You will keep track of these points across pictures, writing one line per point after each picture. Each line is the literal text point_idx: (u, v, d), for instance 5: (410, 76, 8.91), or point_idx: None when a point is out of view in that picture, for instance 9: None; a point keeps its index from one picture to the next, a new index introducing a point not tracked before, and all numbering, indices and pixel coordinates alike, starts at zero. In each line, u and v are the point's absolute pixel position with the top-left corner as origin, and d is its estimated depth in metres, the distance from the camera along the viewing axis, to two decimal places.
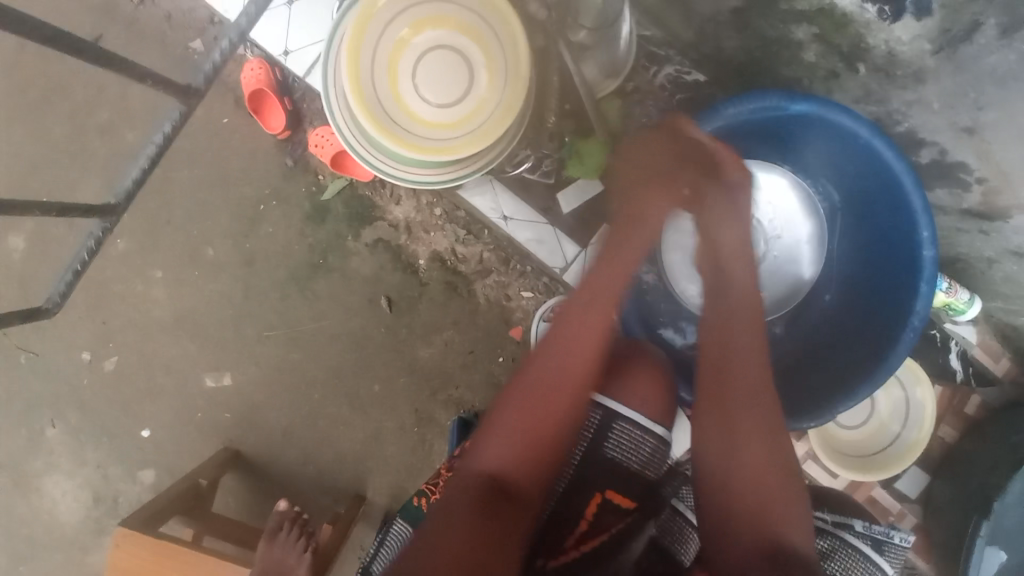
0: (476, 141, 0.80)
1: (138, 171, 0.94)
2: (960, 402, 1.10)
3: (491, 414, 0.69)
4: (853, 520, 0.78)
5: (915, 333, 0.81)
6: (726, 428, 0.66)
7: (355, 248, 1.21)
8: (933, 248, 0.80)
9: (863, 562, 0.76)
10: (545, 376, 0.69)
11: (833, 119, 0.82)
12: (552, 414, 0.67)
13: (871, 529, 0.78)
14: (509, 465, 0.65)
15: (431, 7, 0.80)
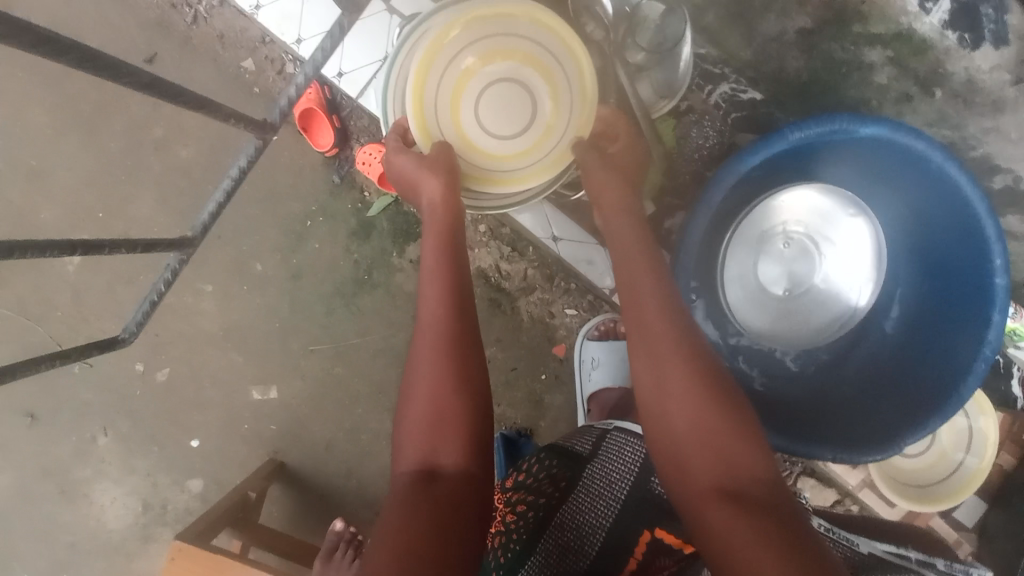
0: (545, 172, 0.85)
1: (214, 205, 0.84)
2: (1019, 428, 1.06)
3: (399, 414, 0.69)
4: (936, 559, 0.77)
5: (986, 364, 0.79)
6: (652, 383, 0.66)
7: (400, 264, 1.23)
8: (1007, 277, 0.78)
9: None
10: (430, 362, 0.69)
11: (906, 144, 0.80)
12: (433, 395, 0.67)
13: (953, 568, 0.76)
14: (425, 455, 0.65)
15: (495, 38, 0.80)
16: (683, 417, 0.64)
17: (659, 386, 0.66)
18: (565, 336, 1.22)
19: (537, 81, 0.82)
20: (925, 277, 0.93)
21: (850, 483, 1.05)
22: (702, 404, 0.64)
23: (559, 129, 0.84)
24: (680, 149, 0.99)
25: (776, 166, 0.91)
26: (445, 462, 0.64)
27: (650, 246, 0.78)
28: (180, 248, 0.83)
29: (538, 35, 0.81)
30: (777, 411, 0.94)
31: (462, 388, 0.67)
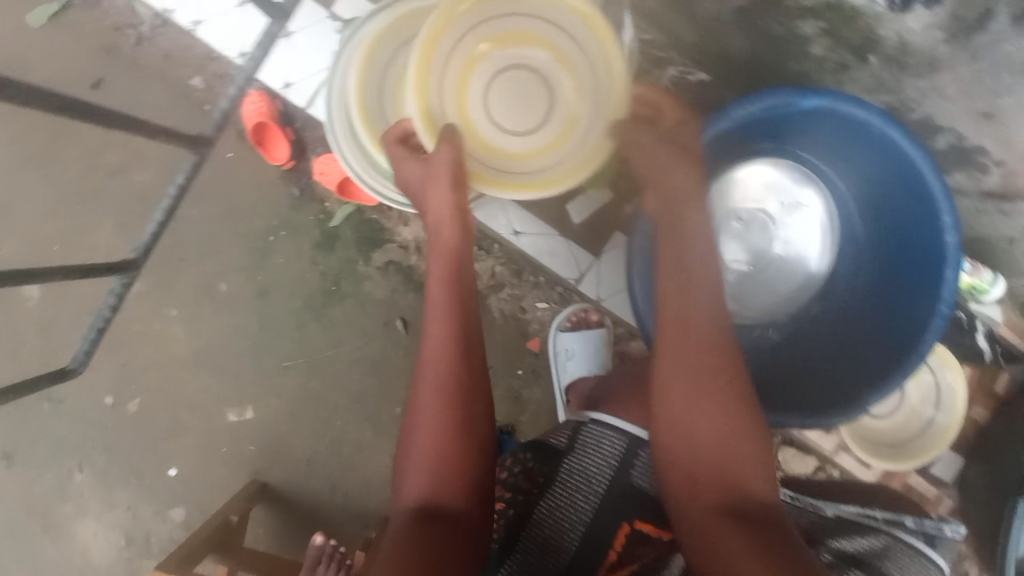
0: (586, 156, 0.83)
1: (154, 225, 0.92)
2: (988, 380, 1.08)
3: (406, 443, 0.71)
4: (906, 518, 0.83)
5: (944, 320, 0.81)
6: (681, 397, 0.68)
7: (368, 271, 1.22)
8: (957, 234, 0.80)
9: (922, 560, 0.78)
10: (440, 394, 0.71)
11: (846, 111, 0.82)
12: (442, 431, 0.69)
13: (921, 524, 0.83)
14: (431, 493, 0.67)
15: (509, 24, 0.81)
16: (705, 431, 0.67)
17: (689, 401, 0.68)
18: (539, 330, 1.22)
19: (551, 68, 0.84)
20: (882, 241, 0.94)
21: (827, 448, 1.06)
22: (729, 424, 0.67)
23: (582, 114, 0.85)
24: None
25: (727, 145, 0.92)
26: (448, 499, 0.67)
27: (698, 247, 0.77)
28: (123, 270, 0.89)
29: (552, 17, 0.82)
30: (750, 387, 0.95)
31: (469, 421, 0.71)
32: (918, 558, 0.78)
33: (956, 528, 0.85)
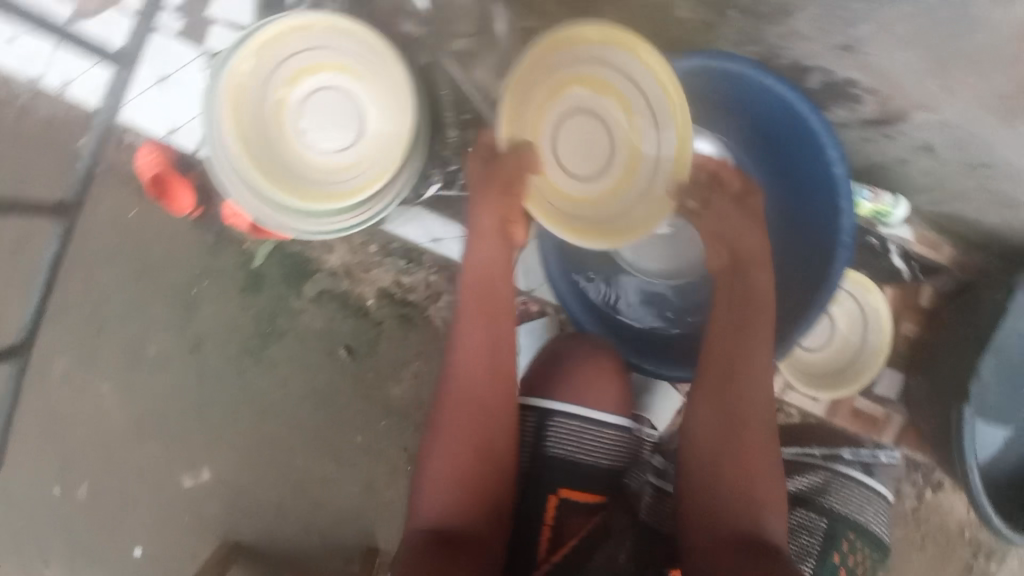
0: (655, 203, 0.85)
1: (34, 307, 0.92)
2: (913, 296, 1.13)
3: (426, 462, 0.76)
4: (842, 452, 1.09)
5: (848, 247, 0.87)
6: (724, 427, 0.74)
7: (301, 306, 1.19)
8: (844, 165, 0.85)
9: (859, 485, 1.04)
10: (472, 424, 0.75)
11: (720, 65, 0.85)
12: (467, 460, 0.74)
13: (860, 456, 1.10)
14: (444, 514, 0.73)
15: (585, 68, 0.83)
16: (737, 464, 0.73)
17: (732, 431, 0.74)
18: None
19: (613, 112, 0.86)
20: (779, 181, 0.99)
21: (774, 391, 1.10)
22: (767, 464, 0.74)
23: (644, 147, 0.86)
24: None
25: None
26: (462, 522, 0.72)
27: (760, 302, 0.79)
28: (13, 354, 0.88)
29: (619, 59, 0.82)
30: (682, 347, 0.99)
31: (485, 452, 0.75)
32: (860, 487, 1.04)
33: (890, 452, 1.12)
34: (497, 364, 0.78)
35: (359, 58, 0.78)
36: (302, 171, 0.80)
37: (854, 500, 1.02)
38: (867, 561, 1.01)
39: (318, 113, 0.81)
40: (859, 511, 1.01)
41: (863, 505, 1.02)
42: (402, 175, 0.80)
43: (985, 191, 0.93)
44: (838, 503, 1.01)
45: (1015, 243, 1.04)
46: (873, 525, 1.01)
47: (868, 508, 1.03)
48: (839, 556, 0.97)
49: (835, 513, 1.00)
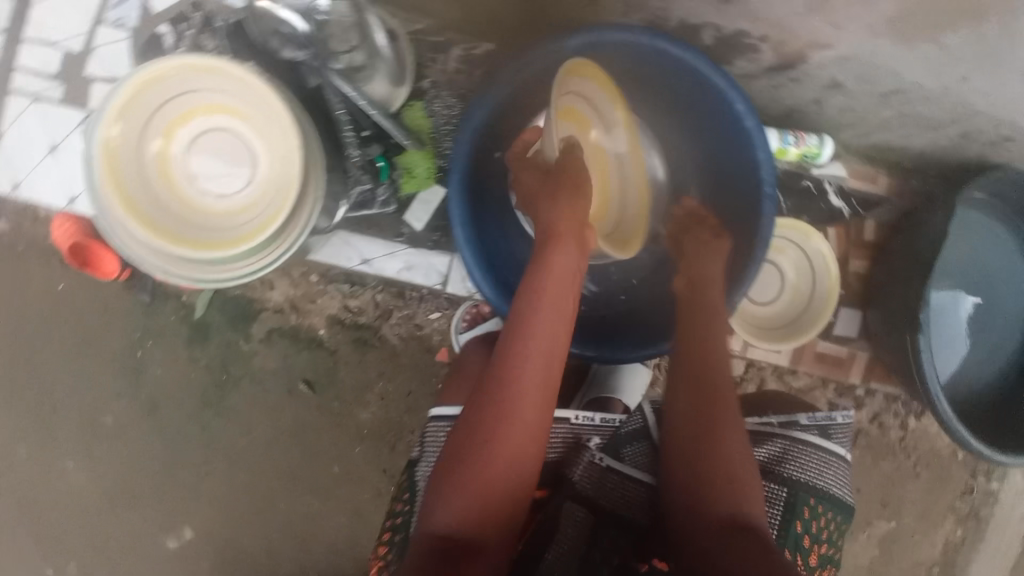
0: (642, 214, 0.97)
1: None
2: (858, 232, 1.11)
3: (457, 461, 0.68)
4: (797, 416, 0.84)
5: (773, 199, 0.85)
6: (700, 421, 0.74)
7: (252, 348, 1.17)
8: (754, 116, 0.83)
9: (818, 451, 0.81)
10: (524, 432, 0.68)
11: (611, 37, 0.82)
12: (506, 466, 0.67)
13: (814, 418, 0.84)
14: (459, 521, 0.65)
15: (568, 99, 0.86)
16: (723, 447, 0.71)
17: (710, 424, 0.73)
18: (443, 339, 1.19)
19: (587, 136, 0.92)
20: (700, 141, 0.97)
21: (735, 351, 1.11)
22: (743, 455, 0.72)
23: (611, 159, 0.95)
24: (436, 125, 0.98)
25: (520, 102, 0.93)
26: (477, 535, 0.65)
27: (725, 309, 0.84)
28: None
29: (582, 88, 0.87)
30: (631, 328, 0.97)
31: (521, 462, 0.68)
32: (816, 452, 0.81)
33: (845, 411, 0.86)
34: (532, 364, 0.71)
35: (236, 95, 0.73)
36: (207, 220, 0.77)
37: (814, 467, 0.80)
38: (835, 531, 0.82)
39: (220, 152, 0.77)
40: (820, 476, 0.80)
41: (828, 472, 0.82)
42: (307, 204, 0.77)
43: (902, 117, 0.90)
44: (795, 471, 0.80)
45: (947, 162, 1.02)
46: (834, 489, 0.81)
47: (831, 473, 0.83)
48: (802, 524, 0.77)
49: (797, 482, 0.79)
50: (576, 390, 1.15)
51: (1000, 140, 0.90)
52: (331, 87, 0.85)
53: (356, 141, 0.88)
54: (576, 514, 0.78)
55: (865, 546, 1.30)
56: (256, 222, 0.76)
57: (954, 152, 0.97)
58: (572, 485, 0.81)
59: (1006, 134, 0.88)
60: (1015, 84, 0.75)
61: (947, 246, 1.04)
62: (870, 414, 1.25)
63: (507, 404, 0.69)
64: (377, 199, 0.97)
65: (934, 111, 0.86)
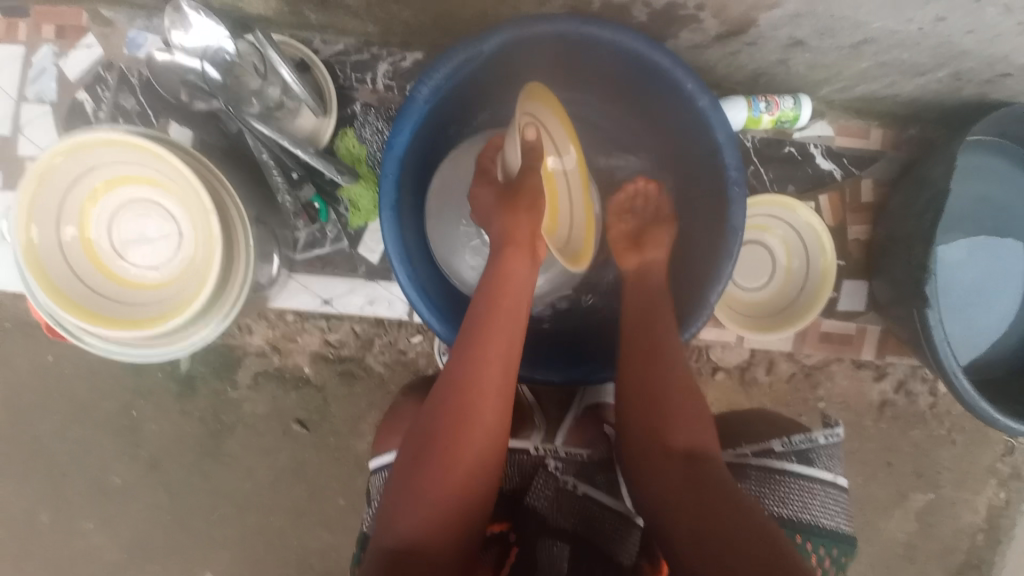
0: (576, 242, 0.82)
1: None
2: (853, 195, 1.01)
3: (412, 465, 0.62)
4: (772, 443, 0.83)
5: (740, 183, 0.76)
6: (648, 398, 0.71)
7: (240, 394, 1.09)
8: (706, 93, 0.75)
9: (796, 479, 0.81)
10: (483, 436, 0.63)
11: (533, 33, 0.75)
12: (464, 471, 0.62)
13: (791, 443, 0.83)
14: (416, 531, 0.59)
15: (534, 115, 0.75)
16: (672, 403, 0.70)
17: (660, 396, 0.70)
18: (430, 362, 1.07)
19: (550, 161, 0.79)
20: (659, 128, 0.89)
21: (731, 342, 1.05)
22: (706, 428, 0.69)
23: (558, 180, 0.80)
24: (369, 151, 0.95)
25: (454, 117, 0.88)
26: (435, 548, 0.59)
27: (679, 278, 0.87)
28: None
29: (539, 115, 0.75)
30: (597, 339, 0.93)
31: (480, 467, 0.63)
32: (799, 483, 0.80)
33: (831, 431, 0.85)
34: (483, 354, 0.66)
35: (150, 166, 0.74)
36: (141, 297, 0.77)
37: (798, 500, 0.79)
38: (835, 566, 0.79)
39: (148, 226, 0.78)
40: (804, 508, 0.79)
41: (818, 503, 0.80)
42: (239, 268, 0.77)
43: (880, 67, 0.83)
44: (775, 504, 0.79)
45: (946, 105, 0.94)
46: (824, 521, 0.79)
47: (821, 504, 0.80)
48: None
49: (780, 518, 0.79)
50: (572, 396, 1.04)
51: (997, 78, 0.83)
52: (251, 132, 0.85)
53: (286, 185, 0.90)
54: (554, 550, 0.75)
55: (900, 521, 1.13)
56: (189, 287, 0.75)
57: (949, 95, 0.90)
58: (543, 519, 0.79)
59: (1003, 71, 0.81)
60: (995, 17, 0.69)
61: (953, 199, 0.98)
62: (894, 381, 1.08)
63: (460, 397, 0.64)
64: (328, 236, 1.00)
65: (920, 57, 0.79)
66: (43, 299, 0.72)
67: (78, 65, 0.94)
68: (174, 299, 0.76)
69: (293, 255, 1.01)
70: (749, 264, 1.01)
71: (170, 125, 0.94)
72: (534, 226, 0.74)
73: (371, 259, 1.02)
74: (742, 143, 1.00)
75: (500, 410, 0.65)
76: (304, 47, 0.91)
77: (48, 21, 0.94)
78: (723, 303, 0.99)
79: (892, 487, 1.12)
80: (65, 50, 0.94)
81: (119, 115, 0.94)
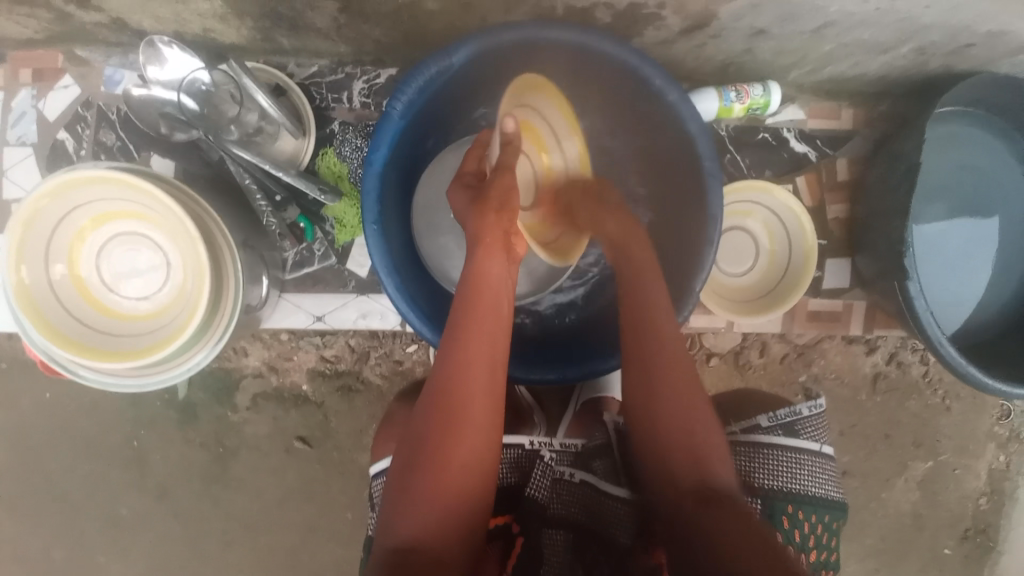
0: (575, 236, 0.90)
1: None
2: (830, 174, 1.03)
3: (408, 471, 0.64)
4: (758, 419, 0.86)
5: (715, 166, 0.78)
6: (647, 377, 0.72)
7: (241, 418, 1.10)
8: (674, 88, 0.76)
9: (784, 452, 0.82)
10: (477, 436, 0.64)
11: (500, 43, 0.77)
12: (460, 473, 0.63)
13: (776, 418, 0.85)
14: (418, 534, 0.60)
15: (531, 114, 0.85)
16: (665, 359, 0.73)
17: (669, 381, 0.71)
18: (428, 370, 1.08)
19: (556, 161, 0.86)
20: (633, 122, 0.91)
21: (722, 328, 1.06)
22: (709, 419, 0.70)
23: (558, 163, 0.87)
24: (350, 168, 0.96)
25: (430, 127, 0.89)
26: (439, 550, 0.60)
27: (662, 229, 0.92)
28: None
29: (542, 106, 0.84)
30: (588, 334, 0.94)
31: (476, 466, 0.64)
32: (785, 454, 0.82)
33: (813, 402, 0.87)
34: (470, 353, 0.67)
35: (137, 201, 0.75)
36: (132, 329, 0.78)
37: (787, 471, 0.81)
38: (828, 533, 0.81)
39: (135, 257, 0.79)
40: (794, 480, 0.81)
41: (805, 472, 0.82)
42: (230, 293, 0.78)
43: (845, 47, 0.85)
44: (766, 478, 0.81)
45: (914, 80, 0.95)
46: (814, 490, 0.81)
47: (808, 474, 0.82)
48: (784, 536, 0.78)
49: (771, 491, 0.80)
50: (570, 394, 1.05)
51: (958, 50, 0.85)
52: (231, 158, 0.87)
53: (270, 208, 0.91)
54: (556, 539, 0.76)
55: (904, 491, 1.14)
56: (181, 313, 0.76)
57: (915, 70, 0.92)
58: (542, 510, 0.79)
59: (967, 42, 0.83)
60: None
61: (927, 170, 1.00)
62: (886, 354, 1.10)
63: (451, 397, 0.65)
64: (315, 254, 1.02)
65: (882, 35, 0.81)
66: (32, 333, 0.72)
67: (56, 106, 0.95)
68: (167, 326, 0.77)
69: (283, 276, 1.02)
70: (732, 249, 1.02)
71: (151, 156, 0.95)
72: (503, 223, 0.75)
73: (360, 273, 1.03)
74: (716, 132, 1.01)
75: (491, 408, 0.66)
76: (278, 71, 0.93)
77: (26, 66, 0.95)
78: (709, 289, 1.00)
79: (893, 458, 1.14)
80: (41, 91, 0.95)
81: (101, 152, 0.95)
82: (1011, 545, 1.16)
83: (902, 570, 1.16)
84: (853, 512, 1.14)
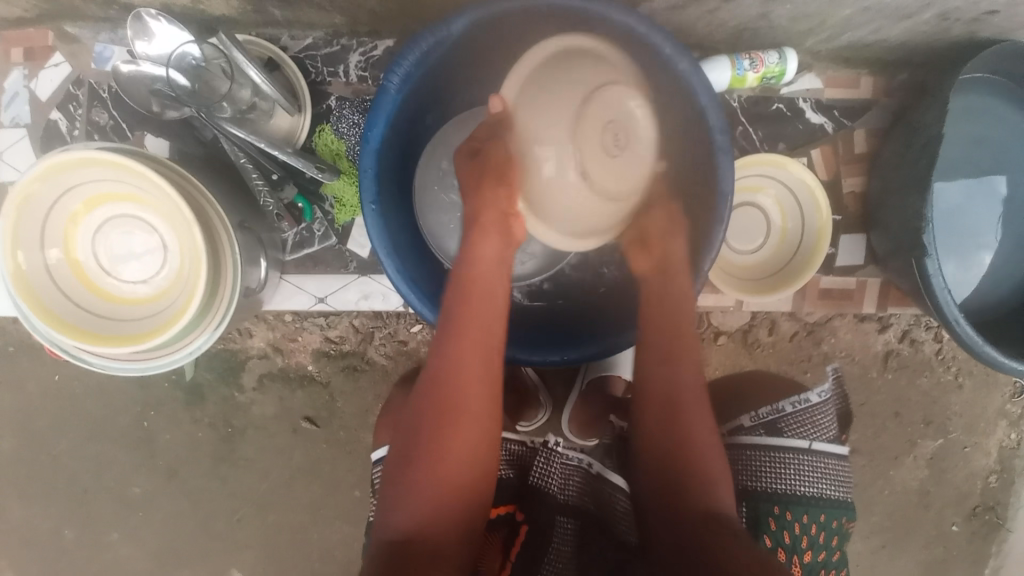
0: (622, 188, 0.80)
1: None
2: (846, 147, 0.99)
3: (406, 462, 0.63)
4: (741, 419, 0.87)
5: (726, 138, 0.74)
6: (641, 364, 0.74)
7: (248, 399, 1.10)
8: (684, 57, 0.72)
9: (767, 453, 0.82)
10: (475, 427, 0.64)
11: (500, 11, 0.73)
12: (457, 465, 0.62)
13: (758, 418, 0.86)
14: (415, 525, 0.60)
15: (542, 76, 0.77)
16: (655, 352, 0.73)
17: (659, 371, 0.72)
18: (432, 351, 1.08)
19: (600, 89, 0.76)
20: None
21: (731, 307, 1.04)
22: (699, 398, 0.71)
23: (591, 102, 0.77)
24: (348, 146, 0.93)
25: (429, 103, 0.86)
26: (438, 538, 0.60)
27: None
28: None
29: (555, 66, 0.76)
30: (594, 316, 0.92)
31: (475, 459, 0.63)
32: (768, 455, 0.82)
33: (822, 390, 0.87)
34: (467, 343, 0.66)
35: (128, 182, 0.73)
36: (132, 314, 0.77)
37: (770, 472, 0.81)
38: (825, 531, 0.80)
39: (131, 240, 0.78)
40: (779, 480, 0.81)
41: (793, 471, 0.81)
42: (228, 275, 0.77)
43: (865, 11, 0.81)
44: (749, 479, 0.82)
45: (937, 47, 0.91)
46: (804, 490, 0.80)
47: (796, 472, 0.81)
48: (770, 537, 0.78)
49: (755, 492, 0.81)
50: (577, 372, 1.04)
51: (984, 15, 0.81)
52: (225, 137, 0.84)
53: (267, 188, 0.89)
54: (567, 526, 0.78)
55: (912, 469, 1.13)
56: (180, 296, 0.75)
57: (938, 37, 0.87)
58: (550, 498, 0.80)
59: (991, 7, 0.79)
60: None
61: (948, 142, 0.95)
62: (898, 332, 1.08)
63: (448, 388, 0.64)
64: (315, 234, 1.00)
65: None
66: (35, 321, 0.72)
67: (48, 86, 0.93)
68: (167, 310, 0.76)
69: (284, 257, 1.01)
70: (743, 226, 1.00)
71: (145, 136, 0.93)
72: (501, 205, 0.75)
73: (362, 254, 1.02)
74: (728, 103, 0.97)
75: (488, 400, 0.65)
76: (272, 45, 0.90)
77: (15, 44, 0.93)
78: (717, 268, 0.98)
79: (902, 437, 1.12)
80: (32, 70, 0.93)
81: (95, 132, 0.93)
82: (1020, 523, 1.15)
83: (908, 547, 1.16)
84: (861, 489, 1.14)
